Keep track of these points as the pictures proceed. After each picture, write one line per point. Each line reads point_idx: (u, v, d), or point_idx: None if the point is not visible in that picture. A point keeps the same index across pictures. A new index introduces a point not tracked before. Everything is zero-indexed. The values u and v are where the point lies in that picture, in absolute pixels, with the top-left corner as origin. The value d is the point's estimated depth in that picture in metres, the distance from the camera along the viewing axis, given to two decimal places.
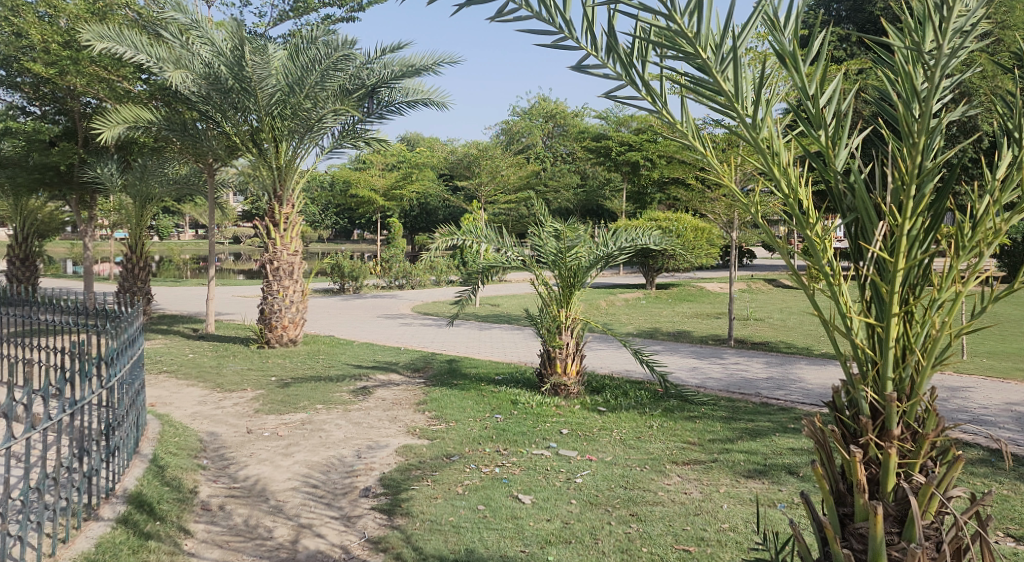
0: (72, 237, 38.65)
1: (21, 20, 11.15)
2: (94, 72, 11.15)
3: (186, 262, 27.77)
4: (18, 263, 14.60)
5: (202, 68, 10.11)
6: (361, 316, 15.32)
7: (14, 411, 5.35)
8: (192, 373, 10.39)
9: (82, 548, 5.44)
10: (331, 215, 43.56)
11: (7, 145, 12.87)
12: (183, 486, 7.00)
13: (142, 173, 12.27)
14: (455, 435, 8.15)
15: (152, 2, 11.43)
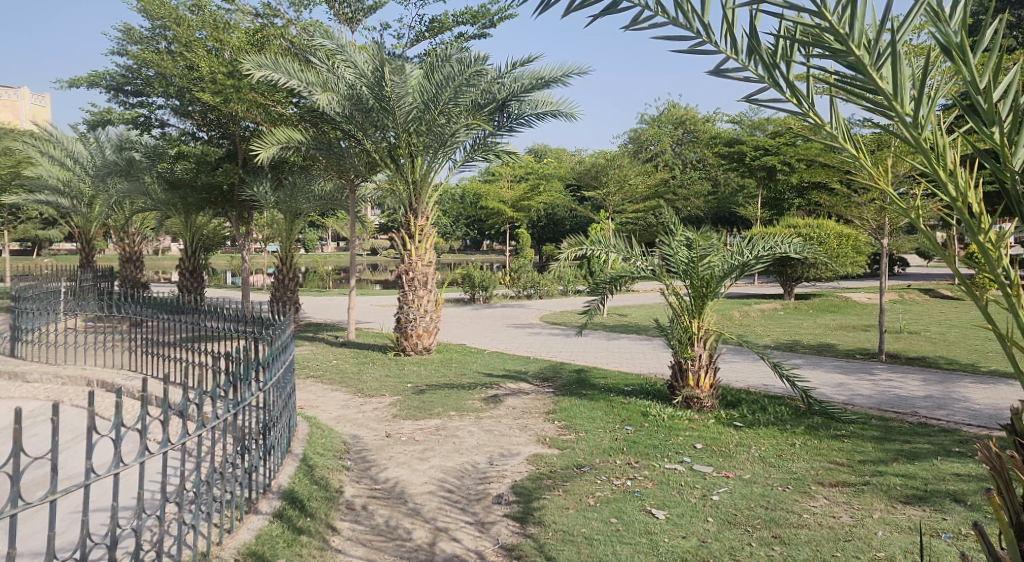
0: (231, 250, 42.13)
1: (193, 54, 12.36)
2: (252, 99, 12.11)
3: (330, 273, 29.51)
4: (187, 275, 16.09)
5: (347, 90, 10.74)
6: (491, 326, 15.60)
7: (189, 410, 5.90)
8: (336, 378, 11.00)
9: (245, 539, 5.90)
10: (462, 226, 44.86)
11: (180, 167, 14.23)
12: (330, 485, 7.42)
13: (292, 191, 13.25)
14: (585, 446, 8.11)
15: (304, 30, 12.23)
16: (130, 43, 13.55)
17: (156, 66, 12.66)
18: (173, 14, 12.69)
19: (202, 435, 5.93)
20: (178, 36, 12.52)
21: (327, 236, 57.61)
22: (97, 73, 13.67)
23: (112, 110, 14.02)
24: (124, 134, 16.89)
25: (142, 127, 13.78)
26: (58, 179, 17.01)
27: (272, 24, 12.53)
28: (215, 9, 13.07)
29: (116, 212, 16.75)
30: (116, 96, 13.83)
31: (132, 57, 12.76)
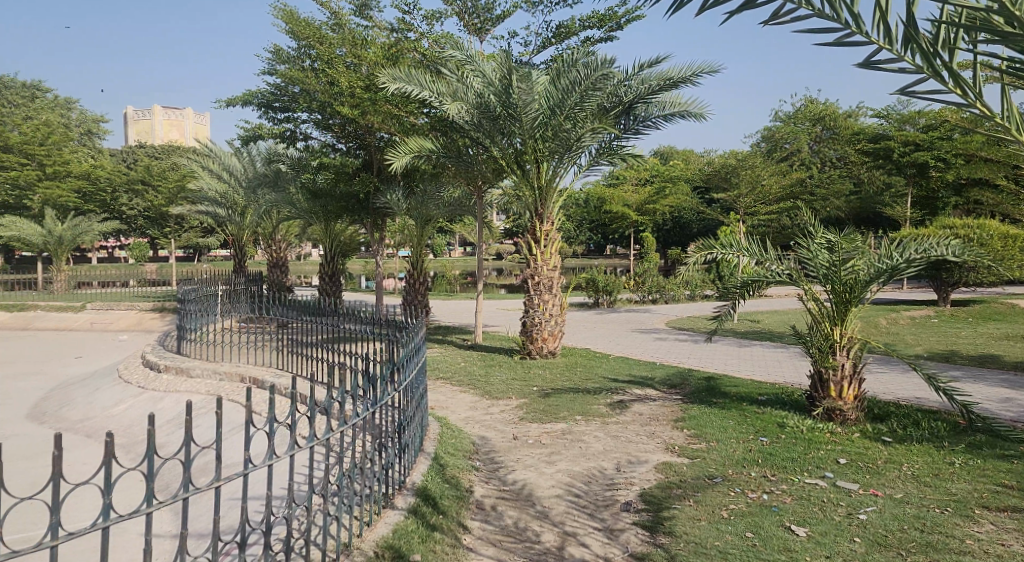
0: (366, 256, 44.32)
1: (334, 70, 13.10)
2: (387, 110, 12.66)
3: (457, 278, 30.37)
4: (327, 279, 17.08)
5: (475, 99, 10.99)
6: (617, 331, 15.44)
7: (333, 407, 6.24)
8: (464, 380, 11.28)
9: (383, 533, 6.17)
10: (585, 230, 44.81)
11: (321, 178, 15.12)
12: (460, 484, 7.60)
13: (423, 198, 13.76)
14: (717, 456, 7.85)
15: (436, 42, 12.66)
16: (279, 63, 14.56)
17: (301, 83, 13.52)
18: (317, 33, 13.51)
19: (343, 432, 6.25)
20: (321, 53, 13.34)
21: (456, 241, 59.42)
22: (251, 92, 14.79)
23: (263, 126, 15.11)
24: (273, 147, 18.15)
25: (288, 140, 14.76)
26: (216, 191, 18.52)
27: (405, 38, 13.02)
28: (354, 26, 13.81)
29: (265, 221, 17.99)
30: (267, 112, 14.91)
31: (280, 76, 13.70)
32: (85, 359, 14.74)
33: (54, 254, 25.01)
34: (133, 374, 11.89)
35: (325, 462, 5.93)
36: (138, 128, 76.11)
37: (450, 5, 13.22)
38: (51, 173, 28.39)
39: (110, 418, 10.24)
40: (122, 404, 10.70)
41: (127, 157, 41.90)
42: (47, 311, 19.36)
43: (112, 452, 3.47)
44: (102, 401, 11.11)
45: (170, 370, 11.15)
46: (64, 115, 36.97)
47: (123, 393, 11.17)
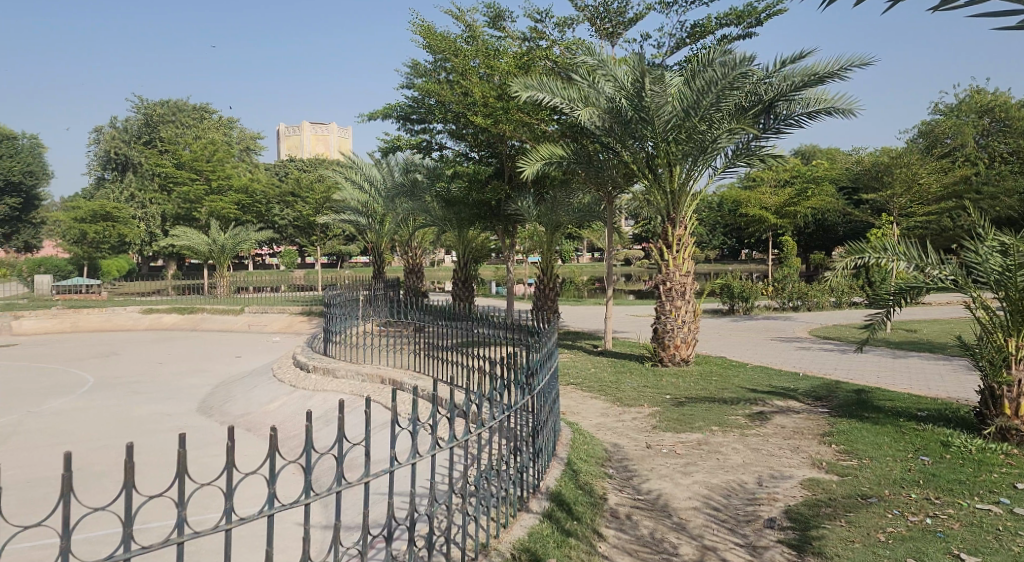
0: (496, 262, 45.13)
1: (469, 81, 13.48)
2: (519, 118, 12.84)
3: (586, 283, 30.31)
4: (459, 284, 17.54)
5: (607, 104, 10.93)
6: (755, 339, 14.80)
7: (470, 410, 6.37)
8: (595, 386, 11.21)
9: (519, 535, 6.24)
10: (719, 235, 43.39)
11: (454, 186, 15.59)
12: (594, 491, 7.55)
13: (553, 204, 13.82)
14: (871, 474, 7.33)
15: (568, 49, 12.74)
16: (417, 77, 15.15)
17: (437, 95, 13.99)
18: (452, 47, 13.95)
19: (480, 435, 6.38)
20: (455, 66, 13.77)
21: (585, 247, 59.31)
22: (391, 105, 15.49)
23: (401, 138, 15.77)
24: (410, 158, 18.90)
25: (425, 151, 15.33)
26: (358, 201, 19.53)
27: (537, 47, 13.18)
28: (488, 37, 14.16)
29: (402, 229, 18.75)
30: (405, 124, 15.56)
31: (418, 89, 14.25)
32: (243, 359, 15.98)
33: (217, 261, 27.35)
34: (286, 373, 12.79)
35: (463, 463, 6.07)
36: (289, 143, 81.97)
37: (583, 11, 13.26)
38: (215, 187, 31.08)
39: (266, 414, 11.05)
40: (276, 401, 11.52)
41: (279, 171, 45.10)
42: (211, 314, 21.18)
43: (276, 445, 3.74)
44: (257, 397, 11.99)
45: (318, 370, 11.90)
46: (227, 133, 40.39)
47: (277, 391, 12.02)
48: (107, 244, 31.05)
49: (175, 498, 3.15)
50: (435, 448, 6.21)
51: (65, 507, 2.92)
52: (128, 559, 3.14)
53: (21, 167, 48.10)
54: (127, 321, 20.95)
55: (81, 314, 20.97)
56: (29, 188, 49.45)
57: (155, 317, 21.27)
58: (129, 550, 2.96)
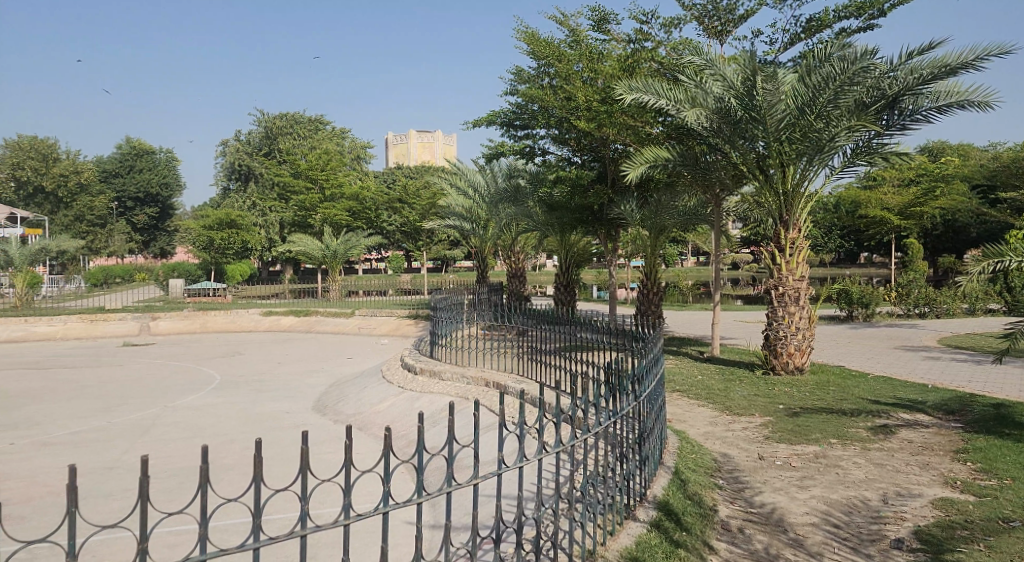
0: (599, 266, 44.83)
1: (572, 86, 13.48)
2: (624, 122, 12.70)
3: (691, 288, 29.64)
4: (562, 289, 17.55)
5: (715, 104, 10.64)
6: (876, 347, 13.97)
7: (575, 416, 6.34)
8: (703, 394, 10.93)
9: (626, 543, 6.17)
10: (835, 237, 41.34)
11: (557, 191, 15.61)
12: (704, 502, 7.35)
13: (657, 208, 13.43)
14: (1013, 497, 6.76)
15: (674, 50, 12.52)
16: (520, 83, 15.29)
17: (540, 101, 14.05)
18: (556, 52, 14.00)
19: (586, 441, 6.34)
20: (559, 71, 13.81)
21: (691, 251, 57.92)
22: (495, 112, 15.71)
23: (505, 144, 15.97)
24: (514, 163, 19.13)
25: (528, 156, 15.44)
26: (463, 207, 19.93)
27: (642, 48, 13.04)
28: (592, 41, 14.13)
29: (505, 234, 18.96)
30: (508, 130, 15.73)
31: (521, 95, 14.39)
32: (354, 360, 16.64)
33: (331, 266, 28.62)
34: (394, 374, 13.21)
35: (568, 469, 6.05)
36: (398, 151, 85.03)
37: (690, 10, 12.99)
38: (329, 195, 32.52)
39: (376, 414, 11.45)
40: (385, 401, 11.92)
41: (387, 178, 46.72)
42: (325, 316, 22.18)
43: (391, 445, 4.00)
44: (368, 398, 12.45)
45: (425, 372, 12.24)
46: (339, 143, 42.23)
47: (386, 392, 12.43)
48: (231, 250, 33.17)
49: (299, 493, 3.35)
50: (540, 453, 6.21)
51: (204, 498, 3.26)
52: (258, 548, 3.36)
53: (158, 179, 52.30)
54: (249, 322, 22.28)
55: (209, 316, 22.48)
56: (165, 198, 53.63)
57: (275, 319, 22.50)
58: (265, 540, 3.17)
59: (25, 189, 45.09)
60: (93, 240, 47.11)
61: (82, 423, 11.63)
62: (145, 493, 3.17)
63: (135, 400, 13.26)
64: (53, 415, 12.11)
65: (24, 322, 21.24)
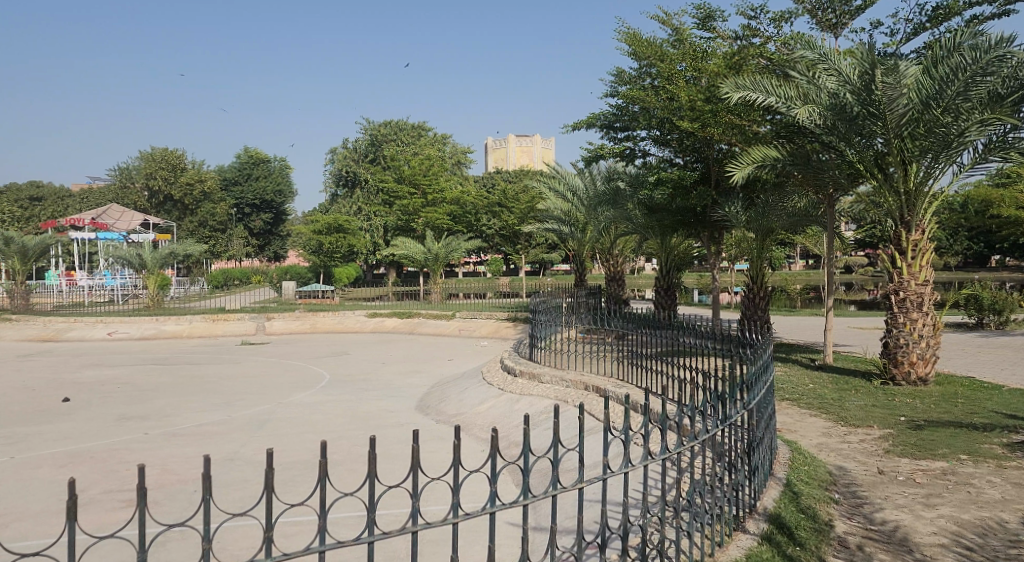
0: (701, 269, 43.79)
1: (674, 86, 13.23)
2: (729, 121, 12.35)
3: (800, 292, 28.45)
4: (662, 292, 17.25)
5: (829, 100, 10.21)
6: (1011, 358, 12.93)
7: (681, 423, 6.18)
8: (815, 403, 10.46)
9: (736, 555, 5.98)
10: (961, 239, 38.57)
11: (658, 193, 15.38)
12: (819, 517, 7.03)
13: (764, 209, 12.97)
14: None
15: (784, 45, 12.10)
16: (621, 85, 15.17)
17: (642, 102, 13.85)
18: (658, 51, 13.82)
19: (692, 449, 6.18)
20: (661, 71, 13.62)
21: (799, 255, 55.62)
22: (595, 114, 15.62)
23: (604, 146, 15.86)
24: (613, 166, 19.02)
25: (628, 158, 15.28)
26: (562, 210, 19.97)
27: (750, 45, 12.67)
28: (695, 40, 13.85)
29: (604, 237, 18.81)
30: (608, 133, 15.63)
31: (622, 97, 14.27)
32: (455, 362, 16.95)
33: (432, 269, 29.30)
34: (494, 376, 13.38)
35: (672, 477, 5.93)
36: (497, 156, 86.38)
37: (802, 3, 12.49)
38: (430, 200, 33.36)
39: (478, 415, 11.63)
40: (486, 403, 12.09)
41: (486, 183, 47.43)
42: (427, 318, 22.74)
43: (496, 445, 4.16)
44: (469, 399, 12.66)
45: (525, 375, 12.34)
46: (440, 148, 43.13)
47: (487, 394, 12.60)
48: (339, 253, 34.56)
49: (411, 490, 3.49)
50: (643, 459, 6.10)
51: (323, 490, 3.47)
52: (372, 542, 3.51)
53: (273, 187, 55.13)
54: (355, 323, 23.12)
55: (319, 317, 23.49)
56: (279, 204, 56.42)
57: (379, 321, 23.23)
58: (382, 533, 3.30)
59: (156, 197, 48.64)
60: (215, 245, 50.19)
61: (206, 417, 12.41)
62: (271, 484, 3.39)
63: (252, 396, 14.02)
64: (181, 408, 12.98)
65: (154, 321, 22.89)
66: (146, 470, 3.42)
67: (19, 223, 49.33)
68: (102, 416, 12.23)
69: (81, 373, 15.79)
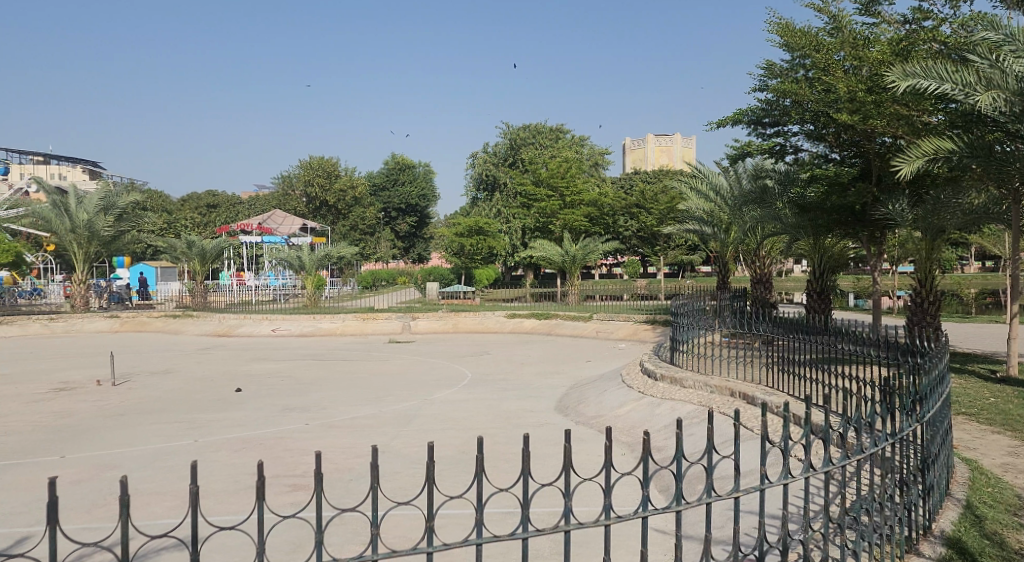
0: (857, 272, 41.02)
1: (831, 77, 12.51)
2: (895, 111, 11.47)
3: (974, 298, 25.96)
4: (815, 296, 16.32)
5: (1018, 85, 9.20)
6: None
7: (844, 435, 5.77)
8: (997, 419, 9.49)
9: None
10: None
11: (812, 191, 14.58)
12: (1007, 544, 6.36)
13: (935, 206, 11.86)
14: None
15: (960, 27, 11.13)
16: (771, 78, 14.54)
17: (794, 95, 13.19)
18: (813, 42, 13.14)
19: (858, 464, 5.76)
20: (817, 61, 12.94)
21: (970, 256, 50.80)
22: (742, 110, 15.04)
23: (752, 143, 15.21)
24: (760, 163, 18.27)
25: (778, 155, 14.56)
26: (704, 211, 19.45)
27: (921, 28, 11.73)
28: (856, 27, 13.04)
29: (750, 238, 18.06)
30: (756, 129, 15.00)
31: (772, 91, 13.66)
32: (593, 364, 16.90)
33: (570, 270, 29.30)
34: (635, 379, 13.20)
35: (836, 492, 5.55)
36: (636, 156, 85.60)
37: None
38: (569, 202, 33.58)
39: (619, 417, 11.51)
40: (627, 405, 11.95)
41: (625, 184, 47.06)
42: (565, 320, 22.83)
43: (649, 450, 4.24)
44: (610, 401, 12.57)
45: (667, 379, 12.09)
46: (578, 151, 43.25)
47: (627, 396, 12.46)
48: (479, 255, 35.51)
49: (561, 490, 3.78)
50: (803, 471, 5.77)
51: (479, 485, 3.85)
52: (526, 537, 3.92)
53: (417, 192, 57.61)
54: (495, 324, 23.63)
55: (461, 317, 24.24)
56: (423, 207, 58.87)
57: (518, 322, 23.58)
58: (552, 529, 3.41)
59: (313, 203, 52.10)
60: (364, 247, 53.17)
61: (359, 410, 13.13)
62: (432, 478, 3.74)
63: (401, 392, 14.68)
64: (337, 401, 13.81)
65: (312, 319, 24.54)
66: (317, 458, 3.77)
67: (197, 229, 54.55)
68: (269, 406, 13.24)
69: (251, 366, 17.18)
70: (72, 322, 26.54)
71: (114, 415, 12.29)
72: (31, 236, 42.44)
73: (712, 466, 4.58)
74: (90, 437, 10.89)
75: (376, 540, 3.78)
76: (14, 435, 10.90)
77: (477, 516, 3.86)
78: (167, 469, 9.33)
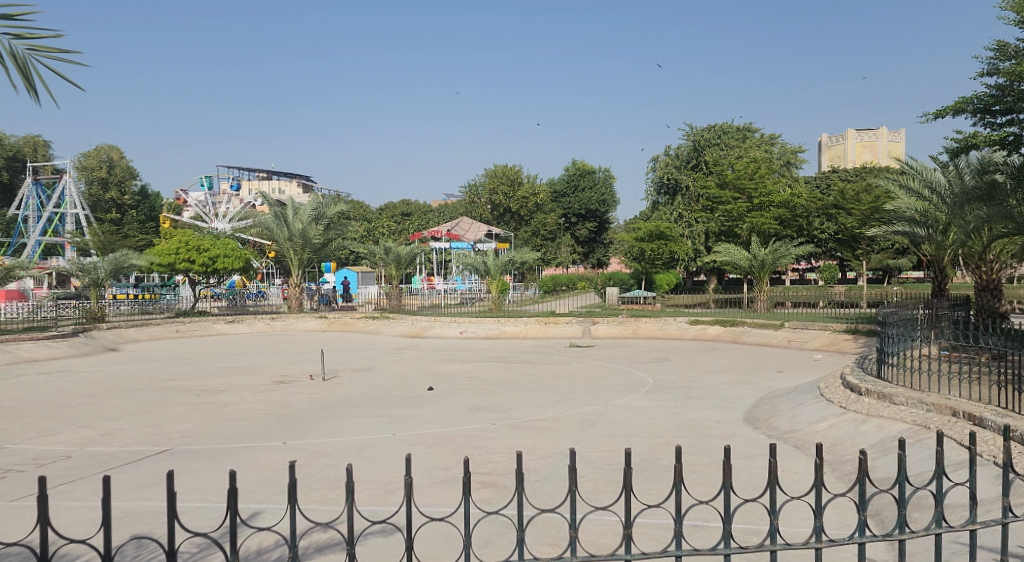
0: None
1: None
2: None
3: None
4: None
5: None
6: None
7: None
8: None
9: None
10: None
11: None
12: None
13: None
14: None
15: None
16: (1003, 60, 12.88)
17: None
18: None
19: None
20: None
21: None
22: (966, 98, 13.46)
23: (977, 134, 13.59)
24: (987, 156, 16.28)
25: (1011, 146, 12.83)
26: (916, 210, 17.72)
27: None
28: None
29: (973, 240, 16.23)
30: (984, 118, 13.33)
31: (1005, 74, 12.06)
32: (786, 375, 15.88)
33: (758, 276, 27.82)
34: (835, 393, 12.22)
35: None
36: (832, 154, 79.81)
37: None
38: (757, 204, 32.09)
39: (819, 432, 10.72)
40: (827, 420, 11.10)
41: (821, 183, 44.06)
42: (752, 327, 21.73)
43: (867, 470, 3.90)
44: (807, 415, 11.74)
45: (873, 395, 11.07)
46: (768, 150, 41.17)
47: (826, 411, 11.53)
48: (660, 261, 34.84)
49: (769, 506, 3.68)
50: None
51: (677, 495, 3.84)
52: (729, 553, 3.83)
53: (597, 198, 57.83)
54: (677, 330, 23.02)
55: (642, 323, 23.90)
56: (603, 212, 59.02)
57: (701, 328, 22.81)
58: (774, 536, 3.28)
59: (497, 210, 54.13)
60: (545, 252, 54.34)
61: (542, 413, 13.30)
62: (630, 484, 3.79)
63: (583, 396, 14.70)
64: (522, 403, 14.09)
65: (496, 322, 25.42)
66: (525, 456, 3.92)
67: (392, 236, 58.73)
68: (460, 405, 13.80)
69: (441, 366, 18.08)
70: (288, 322, 29.58)
71: (325, 407, 13.44)
72: (257, 244, 48.04)
73: (944, 492, 4.09)
74: (306, 427, 11.98)
75: (576, 544, 3.84)
76: (246, 420, 12.26)
77: (677, 528, 3.82)
78: (371, 459, 10.02)
